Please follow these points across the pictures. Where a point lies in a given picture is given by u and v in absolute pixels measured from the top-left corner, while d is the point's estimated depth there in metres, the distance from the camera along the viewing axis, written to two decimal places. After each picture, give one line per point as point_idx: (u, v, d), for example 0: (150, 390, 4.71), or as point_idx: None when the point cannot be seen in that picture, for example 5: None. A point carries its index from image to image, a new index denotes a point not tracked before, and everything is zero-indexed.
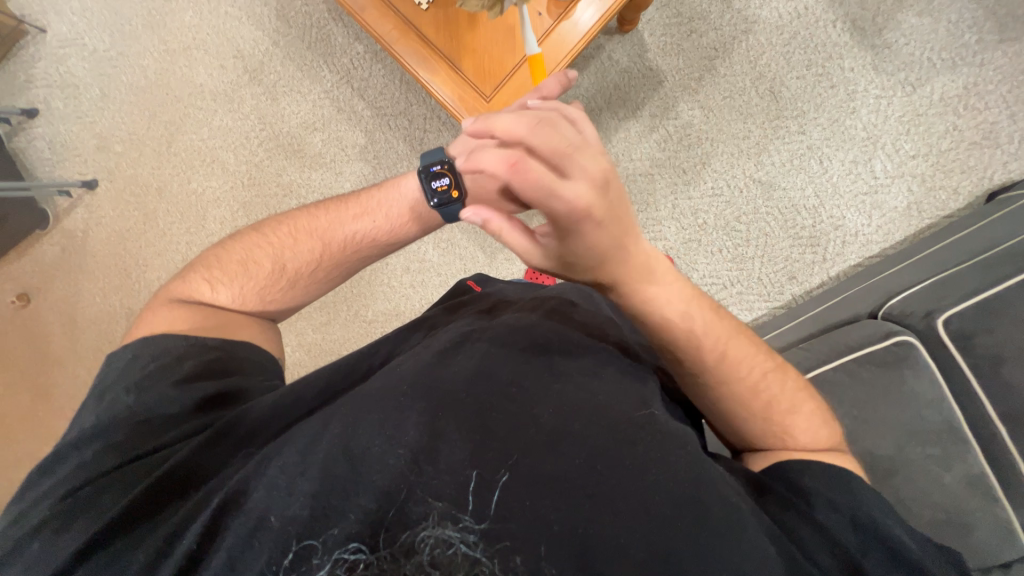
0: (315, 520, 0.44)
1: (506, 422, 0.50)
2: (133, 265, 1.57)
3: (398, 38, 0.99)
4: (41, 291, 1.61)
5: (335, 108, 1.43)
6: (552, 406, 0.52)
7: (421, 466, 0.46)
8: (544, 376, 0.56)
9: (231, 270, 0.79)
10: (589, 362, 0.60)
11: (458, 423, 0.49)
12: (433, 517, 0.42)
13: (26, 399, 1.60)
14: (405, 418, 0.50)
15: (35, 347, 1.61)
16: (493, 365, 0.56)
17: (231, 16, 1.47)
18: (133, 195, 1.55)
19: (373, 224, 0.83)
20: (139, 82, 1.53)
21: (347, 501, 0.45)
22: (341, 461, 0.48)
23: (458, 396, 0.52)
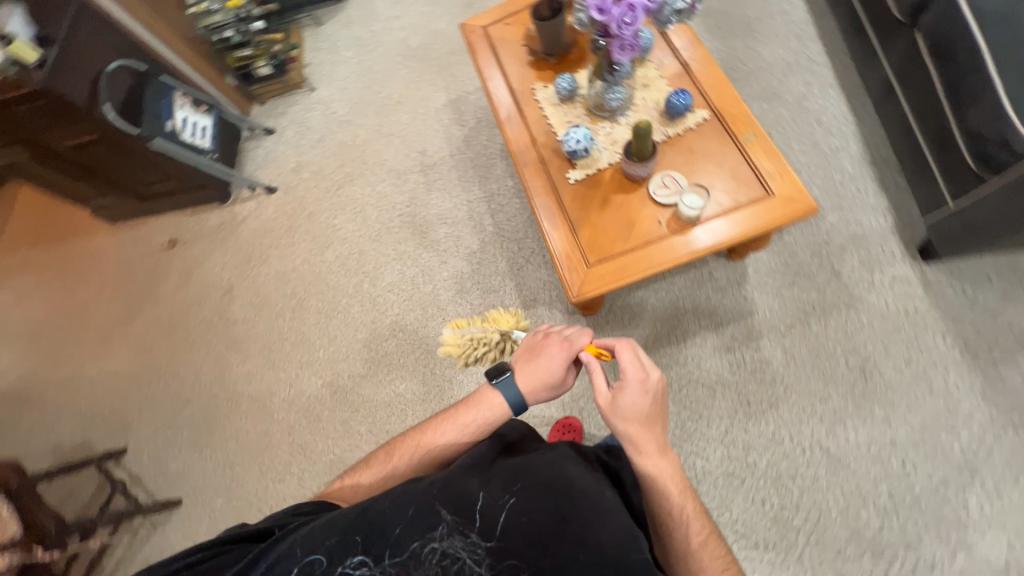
0: (341, 545, 0.66)
1: (519, 525, 0.68)
2: (256, 256, 1.87)
3: (541, 193, 1.20)
4: (187, 245, 1.97)
5: (468, 214, 1.71)
6: (555, 530, 0.67)
7: (438, 510, 0.69)
8: (543, 496, 0.71)
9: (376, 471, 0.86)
10: (585, 502, 0.70)
11: (476, 516, 0.69)
12: (443, 533, 0.68)
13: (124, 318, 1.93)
14: (422, 495, 0.70)
15: (158, 282, 1.95)
16: (497, 492, 0.71)
17: (433, 126, 1.90)
18: (292, 209, 1.92)
19: (471, 417, 0.89)
20: (347, 141, 1.99)
21: (379, 536, 0.67)
22: (383, 513, 0.68)
23: (472, 502, 0.70)
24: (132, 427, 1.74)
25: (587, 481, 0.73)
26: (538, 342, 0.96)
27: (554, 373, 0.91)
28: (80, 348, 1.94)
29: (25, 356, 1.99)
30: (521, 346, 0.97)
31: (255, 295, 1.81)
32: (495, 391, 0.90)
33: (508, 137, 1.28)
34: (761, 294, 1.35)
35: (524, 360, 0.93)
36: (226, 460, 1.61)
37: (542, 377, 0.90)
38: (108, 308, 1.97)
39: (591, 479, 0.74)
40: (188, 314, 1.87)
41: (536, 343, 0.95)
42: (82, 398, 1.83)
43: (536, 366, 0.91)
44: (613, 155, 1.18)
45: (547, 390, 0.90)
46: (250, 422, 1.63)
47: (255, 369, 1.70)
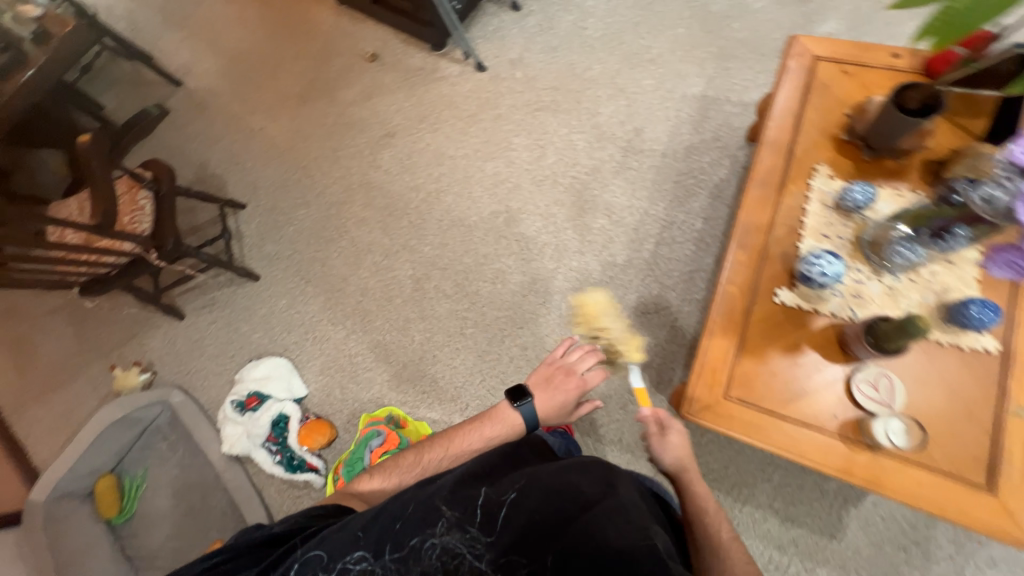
0: (344, 545, 0.82)
1: (515, 508, 0.84)
2: (431, 123, 1.84)
3: (734, 287, 1.01)
4: (384, 69, 1.97)
5: (634, 225, 1.53)
6: (544, 506, 0.83)
7: (433, 517, 0.85)
8: (534, 500, 0.84)
9: (394, 464, 1.06)
10: (587, 485, 0.85)
11: (470, 506, 0.86)
12: (442, 531, 0.83)
13: (303, 99, 2.02)
14: (414, 503, 0.87)
15: (342, 85, 2.00)
16: (494, 482, 0.91)
17: (665, 110, 1.64)
18: (484, 99, 1.82)
19: (494, 432, 1.08)
20: (576, 65, 1.77)
21: (380, 536, 0.83)
22: (386, 518, 0.85)
23: (471, 493, 0.88)
24: (258, 194, 1.91)
25: (578, 491, 0.84)
26: (554, 375, 1.16)
27: (562, 405, 1.13)
28: (258, 100, 2.08)
29: (218, 75, 2.18)
30: (536, 371, 1.17)
31: (407, 156, 1.81)
32: (511, 409, 1.11)
33: (744, 202, 1.07)
34: (857, 529, 1.16)
35: (539, 389, 1.14)
36: (305, 274, 1.75)
37: (553, 405, 1.12)
38: (295, 80, 2.06)
39: (597, 485, 0.85)
40: (348, 130, 1.91)
41: (550, 375, 1.16)
42: (241, 141, 2.03)
43: (547, 398, 1.13)
44: (846, 308, 0.95)
45: (553, 415, 1.13)
46: (339, 260, 1.73)
47: (370, 220, 1.76)
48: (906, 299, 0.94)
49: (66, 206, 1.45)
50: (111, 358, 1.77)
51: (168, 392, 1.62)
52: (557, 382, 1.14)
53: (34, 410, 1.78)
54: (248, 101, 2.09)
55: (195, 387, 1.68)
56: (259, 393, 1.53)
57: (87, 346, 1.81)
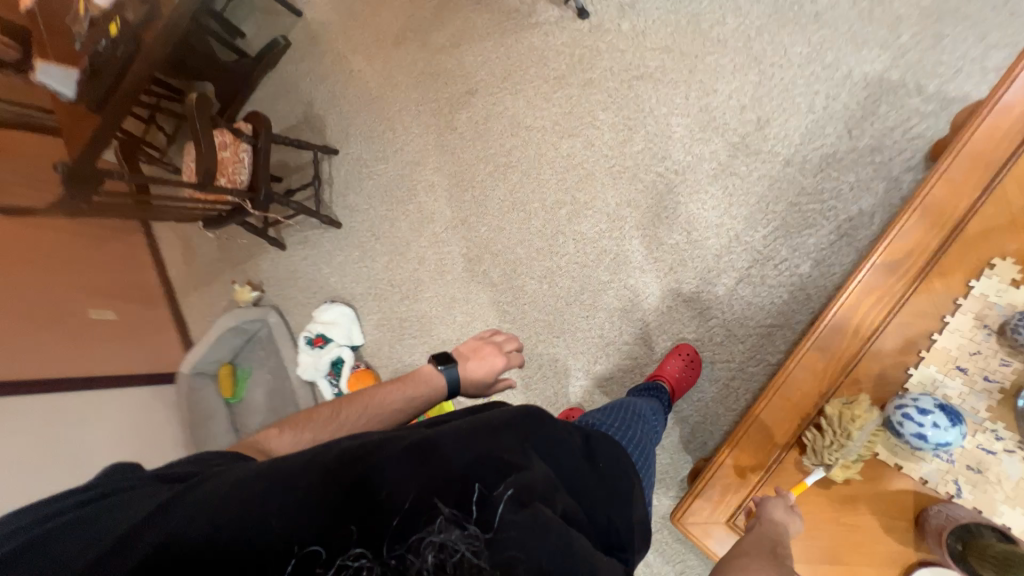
0: (341, 538, 0.56)
1: (482, 473, 0.62)
2: (515, 82, 1.63)
3: (789, 399, 0.79)
4: (478, 9, 1.76)
5: (718, 248, 1.25)
6: (488, 472, 0.62)
7: (391, 495, 0.59)
8: (493, 471, 0.62)
9: (299, 422, 0.93)
10: (507, 443, 0.67)
11: (449, 479, 0.61)
12: (440, 526, 0.56)
13: (398, 40, 1.94)
14: (374, 464, 0.62)
15: (435, 26, 1.85)
16: (473, 442, 0.66)
17: (811, 95, 1.19)
18: (579, 56, 1.53)
19: (413, 391, 1.03)
20: (704, 16, 1.35)
21: (364, 514, 0.58)
22: (336, 487, 0.60)
23: (447, 458, 0.63)
24: (349, 142, 1.99)
25: (505, 451, 0.66)
26: (477, 345, 1.14)
27: (484, 373, 1.10)
28: (360, 38, 2.07)
29: (331, 6, 2.19)
30: (465, 342, 1.16)
31: (484, 120, 1.67)
32: (432, 370, 1.07)
33: (850, 289, 0.77)
34: None
35: (463, 354, 1.11)
36: (376, 230, 1.84)
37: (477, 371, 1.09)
38: (394, 18, 1.97)
39: (519, 443, 0.67)
40: (433, 81, 1.81)
41: (478, 346, 1.14)
42: (341, 83, 2.08)
43: (470, 363, 1.10)
44: (950, 480, 0.68)
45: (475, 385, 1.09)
46: (405, 222, 1.77)
47: (437, 186, 1.73)
48: None
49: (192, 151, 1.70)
50: (237, 271, 2.18)
51: (266, 312, 1.97)
52: (481, 349, 1.12)
53: (190, 298, 2.32)
54: (352, 39, 2.09)
55: (288, 311, 2.00)
56: (324, 335, 1.75)
57: (223, 257, 2.24)
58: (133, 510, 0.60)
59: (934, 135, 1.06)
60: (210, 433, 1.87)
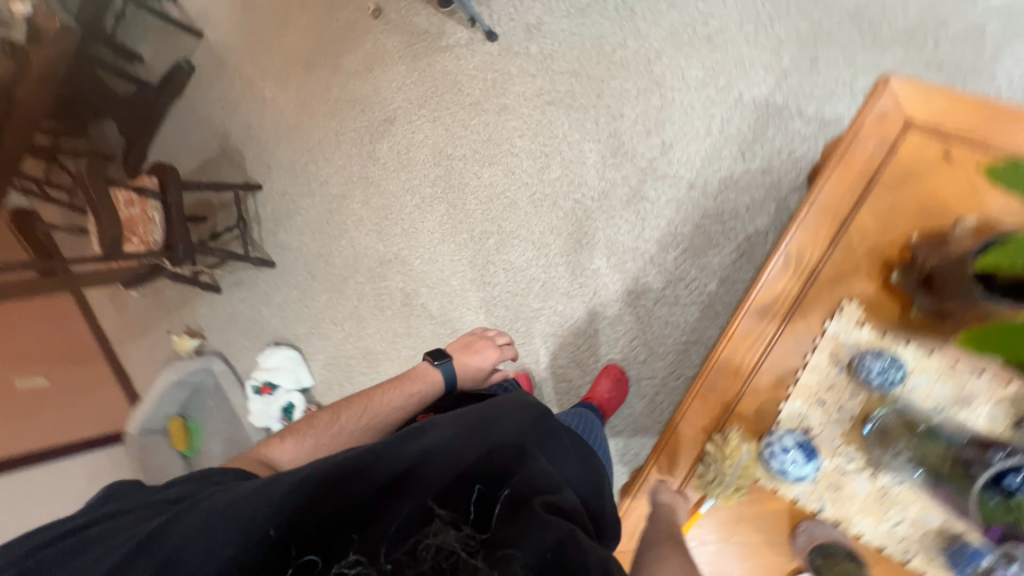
0: (339, 544, 0.63)
1: (483, 471, 0.72)
2: (431, 109, 1.61)
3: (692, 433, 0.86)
4: (387, 31, 1.70)
5: (636, 270, 1.31)
6: (489, 468, 0.73)
7: (399, 497, 0.68)
8: (492, 468, 0.73)
9: (301, 429, 0.93)
10: (506, 437, 0.78)
11: (452, 482, 0.70)
12: (435, 529, 0.61)
13: (309, 65, 1.85)
14: (387, 467, 0.71)
15: (345, 49, 1.78)
16: (471, 442, 0.76)
17: (708, 119, 1.25)
18: (491, 81, 1.51)
19: (412, 389, 1.04)
20: (606, 39, 1.37)
21: (366, 517, 0.66)
22: (348, 488, 0.68)
23: (450, 463, 0.72)
24: (272, 176, 1.91)
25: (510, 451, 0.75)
26: (473, 340, 1.20)
27: (479, 366, 1.15)
28: (269, 63, 1.96)
29: (234, 27, 2.05)
30: (457, 339, 1.20)
31: (405, 149, 1.64)
32: (428, 368, 1.09)
33: (728, 335, 0.83)
34: None
35: (458, 350, 1.17)
36: (311, 268, 1.81)
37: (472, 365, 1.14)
38: (302, 41, 1.88)
39: (519, 438, 0.78)
40: (350, 109, 1.76)
41: (472, 341, 1.19)
42: (254, 112, 1.97)
43: (467, 359, 1.14)
44: (815, 498, 0.78)
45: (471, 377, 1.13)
46: (340, 259, 1.75)
47: (367, 220, 1.70)
48: (898, 509, 0.75)
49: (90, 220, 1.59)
50: (173, 318, 2.10)
51: (210, 360, 1.93)
52: (476, 342, 1.18)
53: (124, 349, 2.21)
54: (261, 64, 1.98)
55: (232, 356, 1.96)
56: (271, 382, 1.74)
57: (155, 304, 2.14)
58: (111, 542, 0.66)
59: (812, 157, 1.15)
60: None
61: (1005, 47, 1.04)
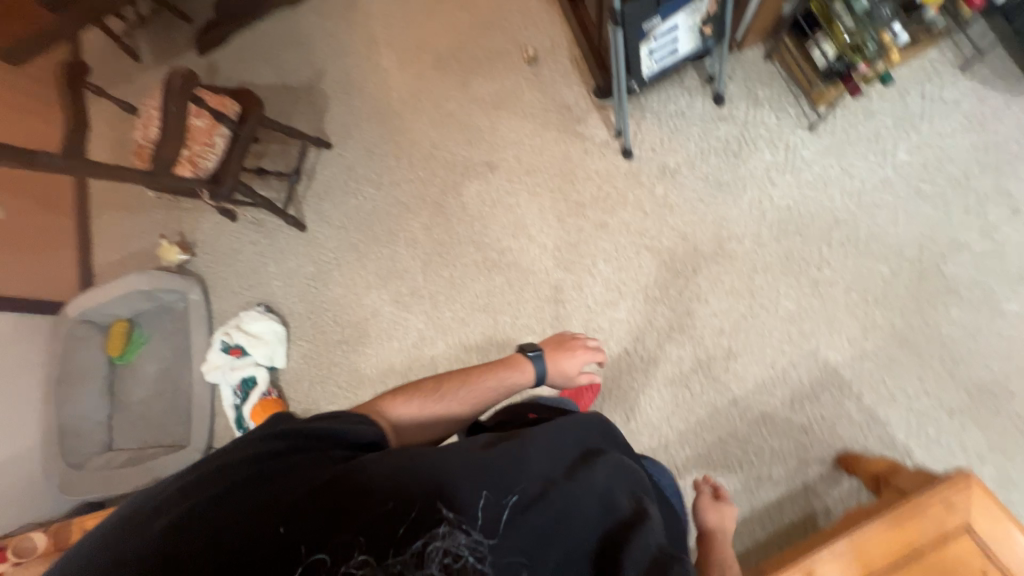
0: (343, 539, 0.53)
1: (520, 485, 0.60)
2: (536, 182, 1.56)
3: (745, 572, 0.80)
4: (532, 82, 1.64)
5: (648, 447, 1.31)
6: (528, 479, 0.61)
7: (462, 496, 0.57)
8: (528, 478, 0.61)
9: (407, 392, 0.84)
10: (548, 444, 0.66)
11: (482, 496, 0.58)
12: (444, 530, 0.54)
13: (440, 63, 1.76)
14: (412, 458, 0.61)
15: (482, 72, 1.70)
16: (512, 448, 0.64)
17: (778, 352, 1.28)
18: (604, 194, 1.49)
19: (513, 380, 0.95)
20: (728, 224, 1.38)
21: (385, 505, 0.56)
22: (374, 475, 0.59)
23: (483, 471, 0.60)
24: (347, 144, 1.80)
25: (609, 499, 0.64)
26: (567, 338, 1.05)
27: (573, 369, 1.02)
28: (401, 35, 1.84)
29: None
30: (549, 335, 1.06)
31: (491, 203, 1.59)
32: (527, 360, 0.98)
33: None
34: None
35: (552, 346, 1.03)
36: (340, 256, 1.71)
37: (566, 369, 1.01)
38: (445, 36, 1.78)
39: (593, 465, 0.66)
40: (457, 131, 1.68)
41: (567, 339, 1.05)
42: (362, 72, 1.85)
43: (558, 365, 1.00)
44: None
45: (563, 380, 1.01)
46: (374, 265, 1.66)
47: (420, 244, 1.63)
48: None
49: (146, 106, 1.43)
50: (170, 217, 1.92)
51: (189, 286, 1.76)
52: (571, 341, 1.04)
53: (101, 217, 2.00)
54: (392, 30, 1.86)
55: (213, 291, 1.81)
56: (243, 347, 1.62)
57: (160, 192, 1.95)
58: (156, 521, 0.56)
59: (848, 442, 1.19)
60: (75, 396, 1.68)
61: None
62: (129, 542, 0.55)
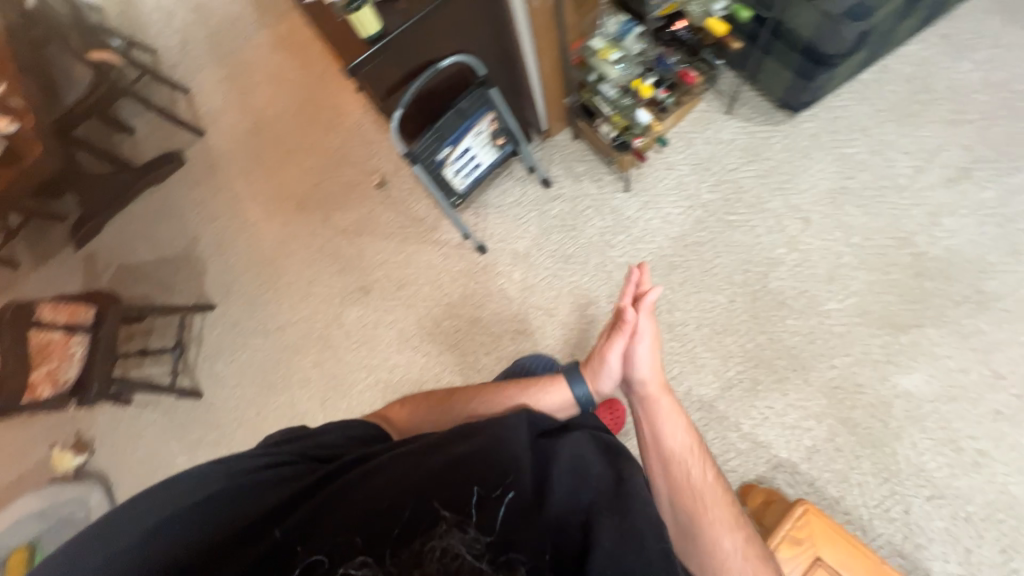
0: (339, 544, 0.50)
1: (520, 474, 0.56)
2: (408, 294, 1.63)
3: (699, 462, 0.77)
4: (385, 204, 1.76)
5: None
6: (526, 467, 0.57)
7: (463, 495, 0.52)
8: (527, 465, 0.57)
9: (424, 397, 0.87)
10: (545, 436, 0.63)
11: (481, 485, 0.54)
12: (442, 531, 0.45)
13: (302, 205, 1.87)
14: (401, 469, 0.59)
15: (341, 205, 1.82)
16: (508, 443, 0.59)
17: None
18: (471, 291, 1.57)
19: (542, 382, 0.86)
20: (583, 292, 1.48)
21: (373, 514, 0.52)
22: (362, 490, 0.57)
23: (479, 463, 0.57)
24: (229, 301, 1.83)
25: (609, 476, 0.59)
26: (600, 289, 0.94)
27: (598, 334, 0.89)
28: (262, 188, 1.96)
29: (238, 139, 2.07)
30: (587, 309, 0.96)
31: (373, 325, 1.64)
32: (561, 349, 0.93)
33: None
34: None
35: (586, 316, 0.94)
36: (241, 415, 1.68)
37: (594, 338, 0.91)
38: (301, 180, 1.91)
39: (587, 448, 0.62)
40: (329, 264, 1.76)
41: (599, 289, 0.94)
42: (232, 229, 1.94)
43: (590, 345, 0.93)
44: None
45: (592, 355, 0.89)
46: (274, 414, 1.65)
47: (314, 382, 1.64)
48: None
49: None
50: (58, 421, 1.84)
51: (90, 490, 1.69)
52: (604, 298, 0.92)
53: None
54: (253, 185, 1.98)
55: (117, 487, 1.72)
56: None
57: None
58: (159, 509, 0.60)
59: (742, 474, 1.21)
60: None
61: (913, 427, 1.15)
62: (178, 505, 0.60)
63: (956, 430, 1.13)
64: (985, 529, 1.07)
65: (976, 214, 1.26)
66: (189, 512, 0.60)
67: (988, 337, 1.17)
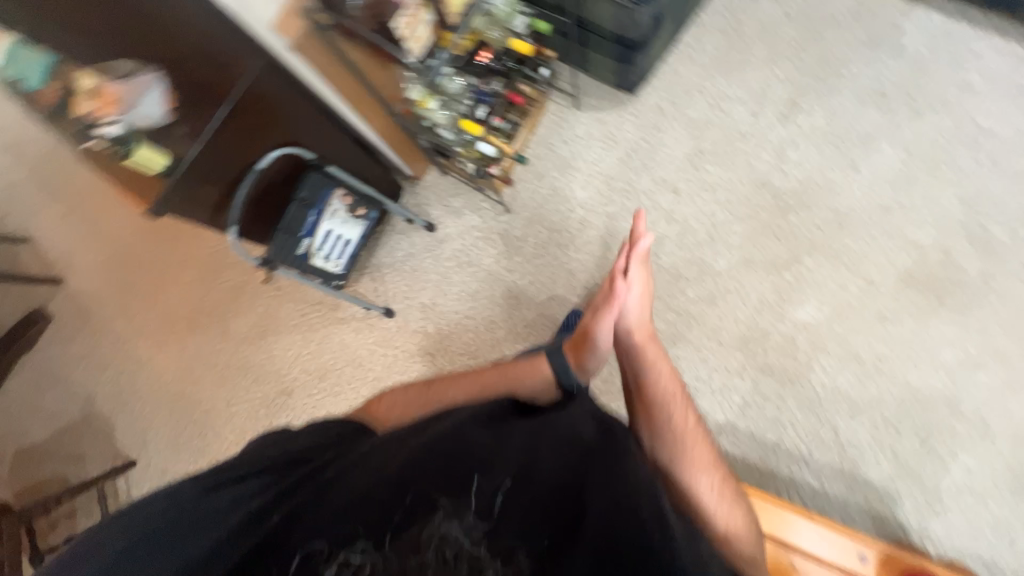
0: (344, 534, 0.60)
1: (526, 459, 0.64)
2: (332, 381, 1.56)
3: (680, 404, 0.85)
4: (279, 296, 1.67)
5: None
6: (529, 450, 0.65)
7: (464, 482, 0.61)
8: (533, 449, 0.65)
9: (408, 395, 0.88)
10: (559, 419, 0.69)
11: (489, 468, 0.62)
12: (441, 520, 0.59)
13: (193, 324, 1.74)
14: (405, 455, 0.65)
15: (234, 312, 1.70)
16: (514, 432, 0.68)
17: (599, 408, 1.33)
18: (392, 357, 1.53)
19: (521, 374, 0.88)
20: (499, 323, 1.47)
21: (374, 506, 0.61)
22: (367, 481, 0.63)
23: (482, 449, 0.65)
24: (150, 449, 1.69)
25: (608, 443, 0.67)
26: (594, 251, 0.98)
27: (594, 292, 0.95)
28: (145, 319, 1.80)
29: (99, 274, 1.88)
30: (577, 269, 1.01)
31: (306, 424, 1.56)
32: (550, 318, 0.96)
33: None
34: None
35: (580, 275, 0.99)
36: None
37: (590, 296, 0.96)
38: (184, 298, 1.77)
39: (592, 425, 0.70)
40: (242, 376, 1.65)
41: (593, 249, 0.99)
42: (128, 372, 1.78)
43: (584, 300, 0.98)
44: None
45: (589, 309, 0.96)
46: None
47: None
48: None
49: None
50: None
51: None
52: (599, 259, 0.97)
53: None
54: (134, 318, 1.81)
55: None
56: None
57: None
58: (161, 499, 0.64)
59: None
60: None
61: (819, 354, 1.23)
62: (171, 495, 0.63)
63: (855, 344, 1.22)
64: (902, 425, 1.16)
65: (816, 140, 1.34)
66: (181, 501, 0.63)
67: (855, 251, 1.26)
